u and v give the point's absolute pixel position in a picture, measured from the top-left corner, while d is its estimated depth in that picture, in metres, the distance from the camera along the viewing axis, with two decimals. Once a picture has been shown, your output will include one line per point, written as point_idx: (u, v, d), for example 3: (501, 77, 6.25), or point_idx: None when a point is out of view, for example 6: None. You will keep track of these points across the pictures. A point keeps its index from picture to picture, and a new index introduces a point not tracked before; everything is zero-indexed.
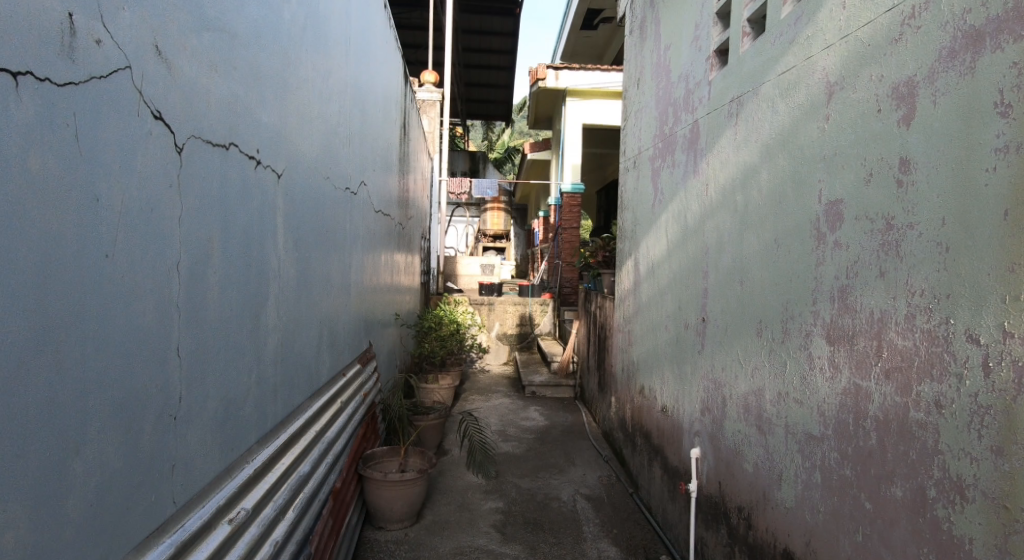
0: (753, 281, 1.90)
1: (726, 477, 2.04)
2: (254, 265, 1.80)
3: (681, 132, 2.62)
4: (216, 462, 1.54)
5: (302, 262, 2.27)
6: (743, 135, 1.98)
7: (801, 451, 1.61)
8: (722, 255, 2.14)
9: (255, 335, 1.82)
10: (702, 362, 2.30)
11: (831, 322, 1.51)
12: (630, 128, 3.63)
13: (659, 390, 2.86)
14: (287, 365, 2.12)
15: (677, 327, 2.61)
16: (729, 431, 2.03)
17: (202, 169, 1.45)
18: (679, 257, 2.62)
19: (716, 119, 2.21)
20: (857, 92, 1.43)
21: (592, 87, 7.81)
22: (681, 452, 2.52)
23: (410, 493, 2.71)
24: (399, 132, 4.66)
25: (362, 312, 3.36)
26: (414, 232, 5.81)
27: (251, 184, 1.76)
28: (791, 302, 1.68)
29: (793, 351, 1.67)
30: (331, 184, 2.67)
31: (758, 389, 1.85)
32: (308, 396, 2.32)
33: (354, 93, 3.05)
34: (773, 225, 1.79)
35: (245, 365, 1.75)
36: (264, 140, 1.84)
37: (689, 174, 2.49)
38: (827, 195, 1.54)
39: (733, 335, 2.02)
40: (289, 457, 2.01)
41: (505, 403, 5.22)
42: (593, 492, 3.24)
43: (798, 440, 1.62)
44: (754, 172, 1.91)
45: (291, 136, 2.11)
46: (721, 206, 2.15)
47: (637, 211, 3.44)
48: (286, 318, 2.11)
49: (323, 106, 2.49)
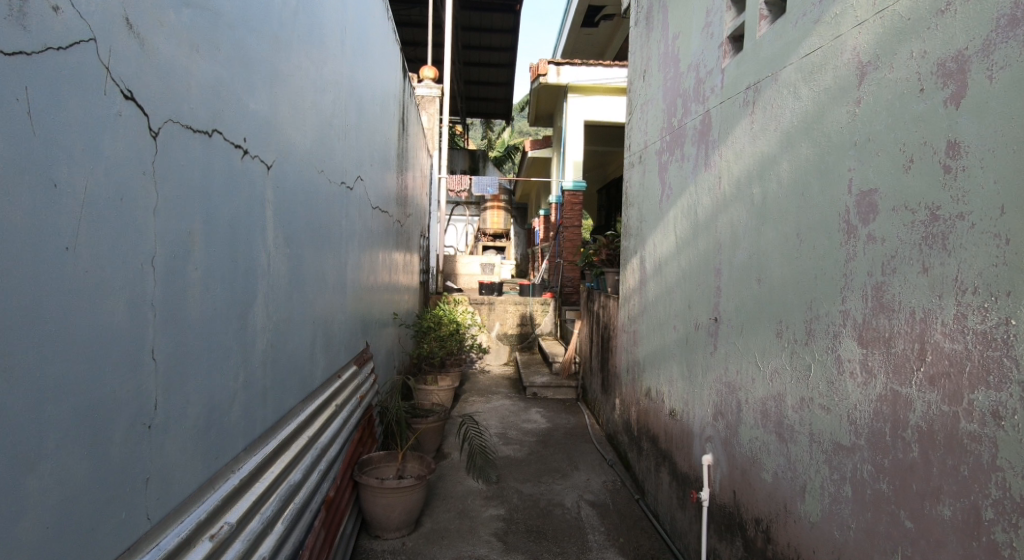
0: (771, 277, 1.79)
1: (741, 486, 1.93)
2: (242, 261, 1.69)
3: (691, 124, 2.51)
4: (196, 474, 1.43)
5: (294, 260, 2.16)
6: (760, 124, 1.87)
7: (828, 462, 1.50)
8: (736, 252, 2.02)
9: (243, 337, 1.71)
10: (714, 364, 2.19)
11: (863, 322, 1.40)
12: (635, 122, 3.52)
13: (667, 393, 2.75)
14: (277, 369, 2.00)
15: (687, 327, 2.50)
16: (744, 438, 1.92)
17: (180, 155, 1.33)
18: (689, 253, 2.51)
19: (730, 108, 2.09)
20: (894, 72, 1.32)
21: (594, 83, 7.68)
22: (691, 458, 2.40)
23: (408, 500, 2.60)
24: (397, 127, 4.54)
25: (359, 313, 3.24)
26: (413, 230, 5.70)
27: (237, 174, 1.65)
28: (815, 300, 1.57)
29: (818, 353, 1.56)
30: (326, 178, 2.56)
31: (778, 394, 1.73)
32: (300, 400, 2.22)
33: (351, 85, 2.95)
34: (795, 217, 1.68)
35: (230, 367, 1.64)
36: (251, 128, 1.73)
37: (700, 167, 2.38)
38: (858, 184, 1.43)
39: (749, 337, 1.91)
40: (279, 464, 1.90)
41: (507, 405, 5.10)
42: (598, 498, 3.13)
43: (825, 450, 1.51)
44: (772, 164, 1.80)
45: (282, 125, 2.00)
46: (736, 200, 2.04)
47: (642, 209, 3.33)
48: (276, 319, 2.00)
49: (316, 97, 2.38)
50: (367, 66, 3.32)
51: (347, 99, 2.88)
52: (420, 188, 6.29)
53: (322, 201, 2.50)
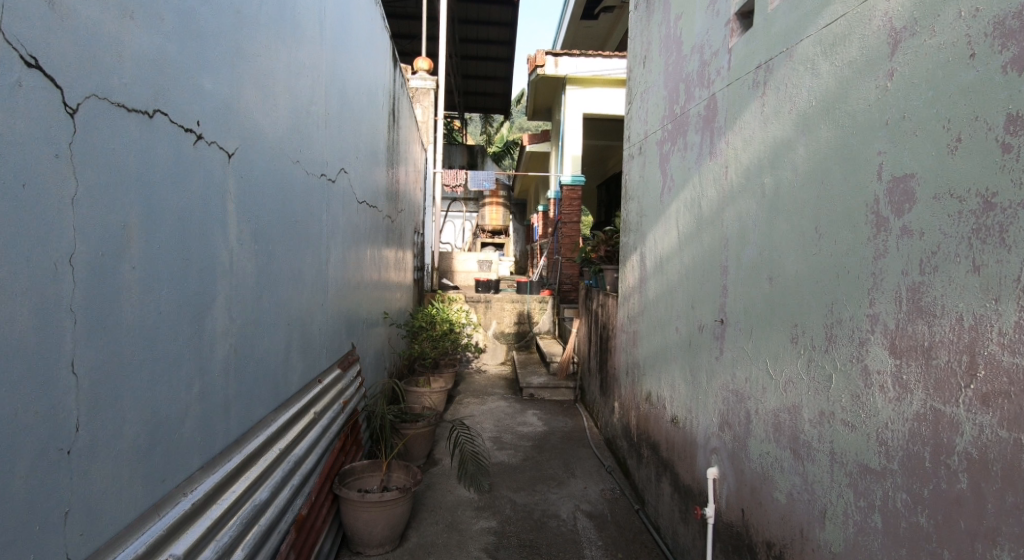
0: (785, 276, 1.61)
1: (751, 504, 1.76)
2: (197, 260, 1.52)
3: (694, 111, 2.34)
4: (134, 502, 1.28)
5: (263, 258, 1.99)
6: (772, 107, 1.70)
7: (853, 487, 1.33)
8: (745, 248, 1.85)
9: (198, 344, 1.54)
10: (720, 369, 2.02)
11: (896, 328, 1.23)
12: (634, 111, 3.34)
13: (669, 398, 2.58)
14: (243, 377, 1.84)
15: (690, 328, 2.33)
16: (754, 452, 1.75)
17: (105, 137, 1.16)
18: (692, 249, 2.33)
19: (738, 91, 1.92)
20: (936, 37, 1.15)
21: (593, 74, 7.49)
22: (694, 469, 2.24)
23: (391, 514, 2.44)
24: (387, 119, 4.37)
25: (343, 313, 3.07)
26: (406, 225, 5.53)
27: (190, 162, 1.48)
28: (837, 302, 1.40)
29: (841, 362, 1.39)
30: (302, 168, 2.39)
31: (793, 406, 1.57)
32: (271, 410, 2.05)
33: (331, 71, 2.77)
34: (813, 209, 1.51)
35: (183, 378, 1.48)
36: (207, 110, 1.56)
37: (705, 156, 2.21)
38: (889, 170, 1.26)
39: (760, 341, 1.74)
40: (242, 483, 1.74)
41: (503, 407, 4.93)
42: (595, 509, 2.96)
43: (849, 473, 1.35)
44: (786, 150, 1.62)
45: (248, 110, 1.84)
46: (744, 191, 1.87)
47: (642, 202, 3.16)
48: (241, 322, 1.83)
49: (290, 81, 2.21)
50: (351, 52, 3.14)
51: (327, 86, 2.71)
52: (413, 184, 6.11)
53: (298, 193, 2.33)
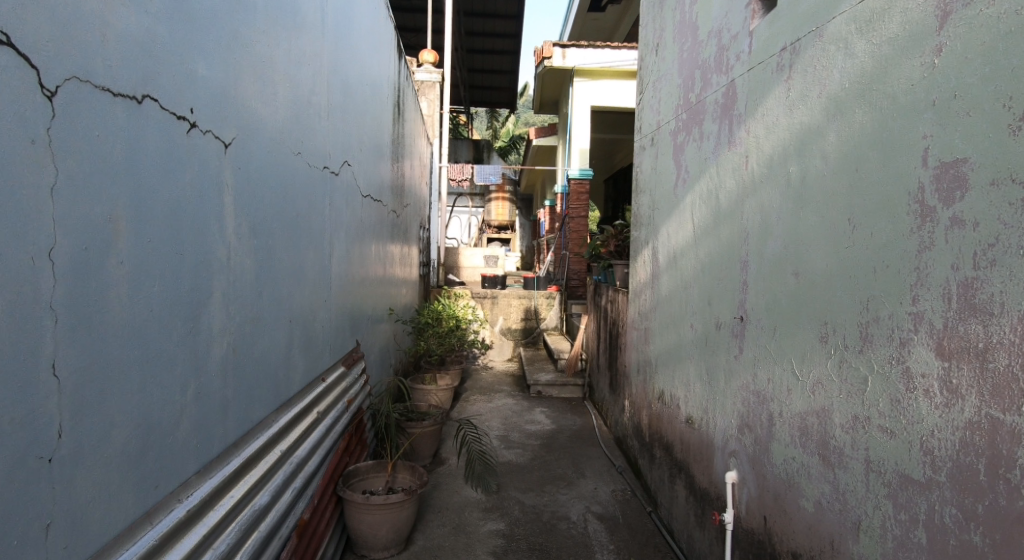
0: (812, 270, 1.52)
1: (774, 512, 1.67)
2: (191, 255, 1.45)
3: (711, 98, 2.24)
4: (123, 511, 1.21)
5: (262, 253, 1.91)
6: (799, 91, 1.60)
7: (893, 499, 1.24)
8: (767, 241, 1.75)
9: (194, 344, 1.47)
10: (739, 369, 1.93)
11: (944, 328, 1.14)
12: (646, 101, 3.24)
13: (683, 398, 2.49)
14: (242, 377, 1.76)
15: (706, 326, 2.24)
16: (777, 457, 1.66)
17: (87, 123, 1.09)
18: (708, 242, 2.24)
19: (759, 75, 1.82)
20: (993, 7, 1.05)
21: (602, 66, 7.36)
22: (710, 472, 2.15)
23: (396, 517, 2.37)
24: (392, 112, 4.29)
25: (348, 310, 3.00)
26: (412, 220, 5.45)
27: (183, 152, 1.41)
28: (873, 299, 1.31)
29: (878, 364, 1.30)
30: (304, 160, 2.31)
31: (822, 410, 1.47)
32: (271, 411, 1.98)
33: (334, 59, 2.69)
34: (845, 199, 1.41)
35: (177, 380, 1.41)
36: (202, 97, 1.48)
37: (723, 146, 2.11)
38: (936, 156, 1.16)
39: (784, 339, 1.64)
40: (241, 487, 1.67)
41: (510, 404, 4.86)
42: (606, 511, 2.88)
43: (889, 484, 1.26)
44: (815, 136, 1.53)
45: (246, 98, 1.76)
46: (766, 181, 1.77)
47: (655, 195, 3.06)
48: (240, 320, 1.75)
49: (290, 69, 2.13)
50: (354, 41, 3.06)
51: (330, 75, 2.63)
52: (419, 178, 6.03)
53: (300, 186, 2.26)
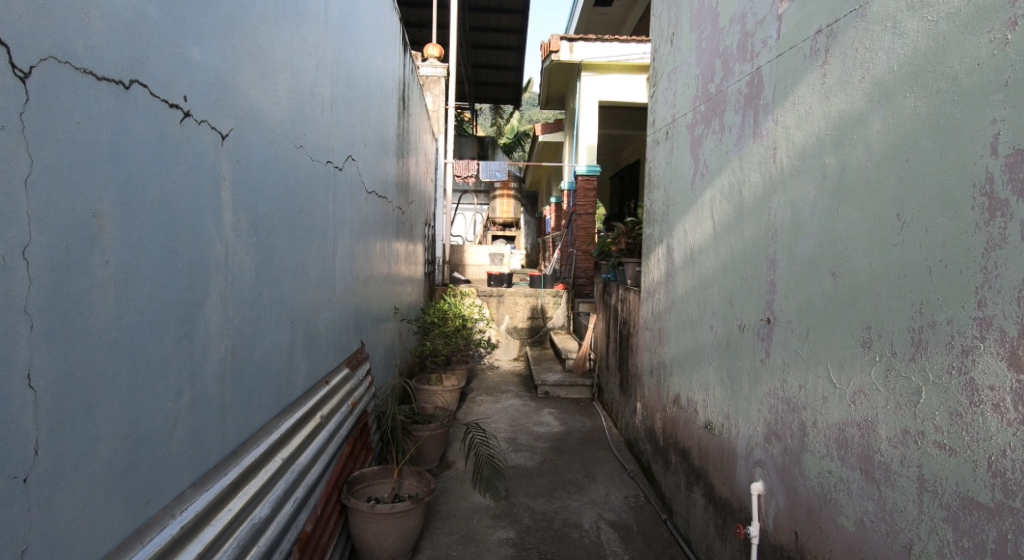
0: (854, 269, 1.42)
1: (807, 529, 1.57)
2: (185, 254, 1.35)
3: (733, 88, 2.13)
4: (110, 530, 1.12)
5: (263, 251, 1.82)
6: (837, 77, 1.49)
7: (952, 522, 1.14)
8: (799, 238, 1.65)
9: (189, 348, 1.38)
10: (765, 374, 1.82)
11: (1017, 335, 1.03)
12: (660, 94, 3.13)
13: (702, 403, 2.38)
14: (241, 383, 1.67)
15: (728, 328, 2.13)
16: (810, 470, 1.56)
17: (66, 107, 0.99)
18: (730, 240, 2.13)
19: (790, 62, 1.71)
20: None
21: (610, 60, 7.22)
22: (732, 482, 2.05)
23: (402, 527, 2.27)
24: (398, 107, 4.19)
25: (352, 310, 2.90)
26: (417, 217, 5.35)
27: (176, 142, 1.31)
28: (931, 301, 1.20)
29: (936, 374, 1.19)
30: (306, 153, 2.21)
31: (865, 422, 1.37)
32: (271, 416, 1.88)
33: (338, 50, 2.59)
34: (895, 192, 1.30)
35: (171, 387, 1.31)
36: (196, 83, 1.38)
37: (746, 138, 2.00)
38: (1006, 143, 1.05)
39: (820, 344, 1.54)
40: (239, 499, 1.57)
41: (517, 405, 4.76)
42: (619, 518, 2.78)
43: (947, 506, 1.15)
44: (857, 124, 1.42)
45: (245, 85, 1.66)
46: (798, 174, 1.66)
47: (669, 191, 2.95)
48: (239, 323, 1.66)
49: (292, 57, 2.03)
50: (359, 31, 2.96)
51: (333, 66, 2.53)
52: (424, 174, 5.92)
53: (302, 181, 2.16)
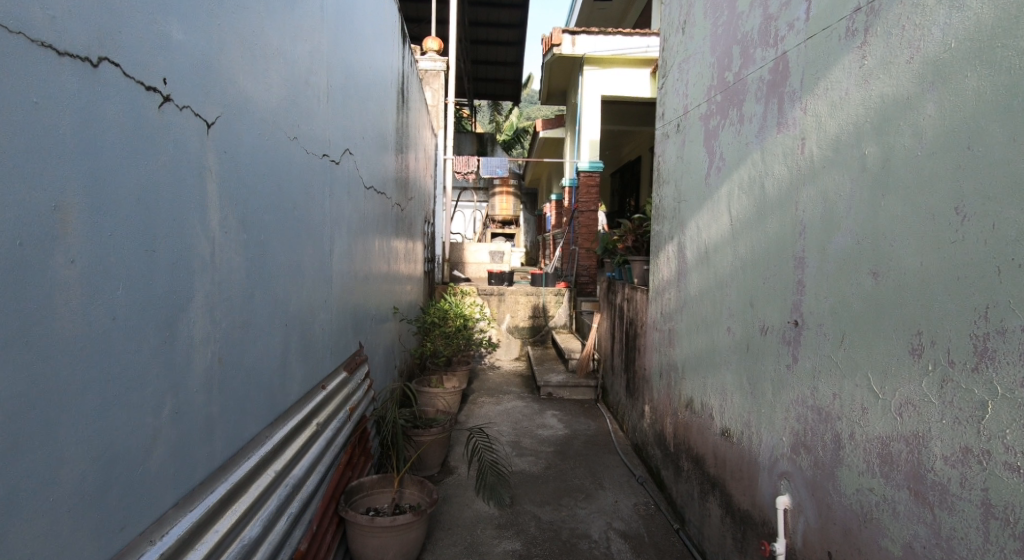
0: (900, 267, 1.31)
1: (845, 550, 1.47)
2: (167, 254, 1.23)
3: (754, 76, 2.01)
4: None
5: (255, 250, 1.69)
6: (880, 59, 1.39)
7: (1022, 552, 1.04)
8: (834, 235, 1.54)
9: (171, 357, 1.25)
10: (793, 381, 1.71)
11: None
12: (669, 85, 3.02)
13: (718, 409, 2.27)
14: (231, 392, 1.55)
15: (747, 330, 2.02)
16: (848, 487, 1.47)
17: (16, 83, 0.87)
18: (750, 237, 2.02)
19: (822, 45, 1.60)
20: None
21: (612, 54, 7.06)
22: (753, 494, 1.95)
23: (404, 540, 2.17)
24: (397, 100, 4.07)
25: (350, 310, 2.78)
26: (416, 214, 5.22)
27: (155, 129, 1.18)
28: (999, 305, 1.09)
29: (1005, 388, 1.08)
30: (301, 145, 2.09)
31: (917, 437, 1.27)
32: (265, 426, 1.76)
33: (335, 37, 2.47)
34: (953, 183, 1.19)
35: (152, 400, 1.19)
36: (178, 64, 1.26)
37: (769, 128, 1.89)
38: None
39: (861, 350, 1.43)
40: (229, 519, 1.45)
41: (520, 407, 4.65)
42: (629, 527, 2.67)
43: (1017, 535, 1.05)
44: (905, 108, 1.32)
45: (234, 69, 1.53)
46: (832, 166, 1.56)
47: (680, 185, 2.83)
48: (229, 327, 1.54)
49: (285, 41, 1.90)
50: (357, 18, 2.84)
51: (330, 53, 2.41)
52: (423, 170, 5.80)
53: (296, 176, 2.04)
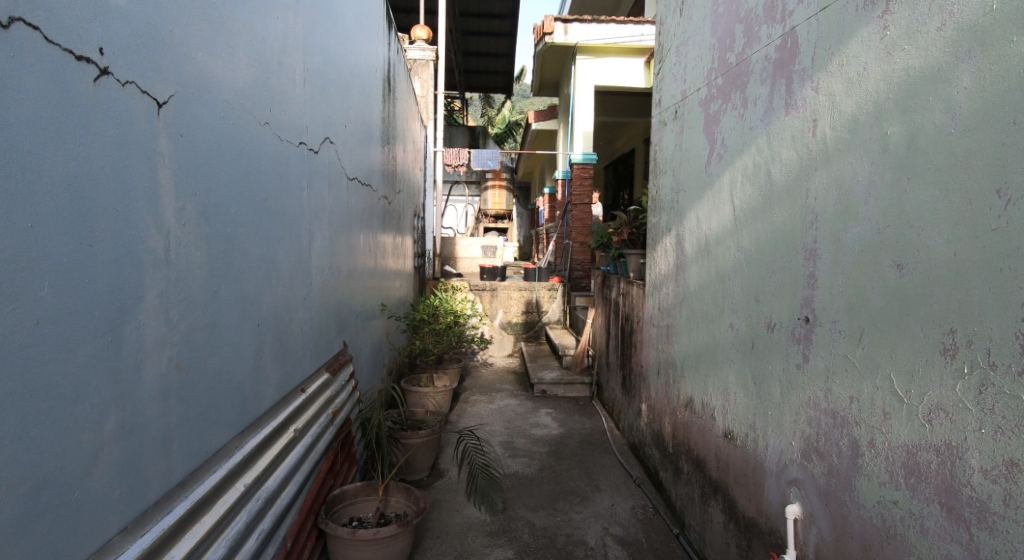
0: (930, 258, 1.20)
1: None
2: (110, 249, 1.09)
3: (758, 56, 1.89)
4: None
5: (221, 244, 1.56)
6: (905, 30, 1.27)
7: None
8: (852, 223, 1.42)
9: (117, 364, 1.12)
10: (805, 382, 1.60)
11: None
12: (666, 71, 2.89)
13: (720, 409, 2.15)
14: (194, 400, 1.41)
15: (753, 326, 1.90)
16: (868, 498, 1.36)
17: None
18: (755, 226, 1.90)
19: (837, 18, 1.48)
20: None
21: (605, 43, 6.92)
22: (759, 500, 1.84)
23: (389, 552, 2.04)
24: (383, 88, 3.91)
25: (333, 308, 2.65)
26: (405, 207, 5.07)
27: (90, 106, 1.04)
28: None
29: None
30: (274, 132, 1.94)
31: (953, 448, 1.16)
32: (235, 436, 1.63)
33: (313, 17, 2.32)
34: (994, 165, 1.08)
35: (93, 413, 1.06)
36: (120, 34, 1.12)
37: (775, 111, 1.77)
38: None
39: (885, 349, 1.31)
40: (190, 541, 1.31)
41: (513, 406, 4.53)
42: (627, 533, 2.55)
43: None
44: (937, 82, 1.20)
45: (193, 43, 1.39)
46: (850, 148, 1.44)
47: (678, 174, 2.71)
48: (191, 330, 1.40)
49: (253, 18, 1.75)
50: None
51: (307, 35, 2.26)
52: (412, 162, 5.64)
53: (269, 165, 1.90)
